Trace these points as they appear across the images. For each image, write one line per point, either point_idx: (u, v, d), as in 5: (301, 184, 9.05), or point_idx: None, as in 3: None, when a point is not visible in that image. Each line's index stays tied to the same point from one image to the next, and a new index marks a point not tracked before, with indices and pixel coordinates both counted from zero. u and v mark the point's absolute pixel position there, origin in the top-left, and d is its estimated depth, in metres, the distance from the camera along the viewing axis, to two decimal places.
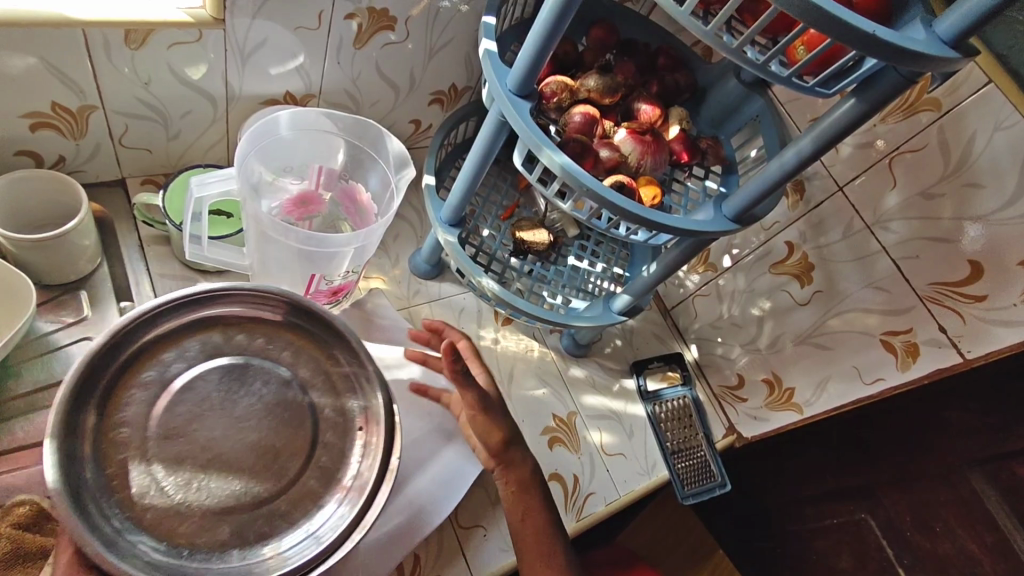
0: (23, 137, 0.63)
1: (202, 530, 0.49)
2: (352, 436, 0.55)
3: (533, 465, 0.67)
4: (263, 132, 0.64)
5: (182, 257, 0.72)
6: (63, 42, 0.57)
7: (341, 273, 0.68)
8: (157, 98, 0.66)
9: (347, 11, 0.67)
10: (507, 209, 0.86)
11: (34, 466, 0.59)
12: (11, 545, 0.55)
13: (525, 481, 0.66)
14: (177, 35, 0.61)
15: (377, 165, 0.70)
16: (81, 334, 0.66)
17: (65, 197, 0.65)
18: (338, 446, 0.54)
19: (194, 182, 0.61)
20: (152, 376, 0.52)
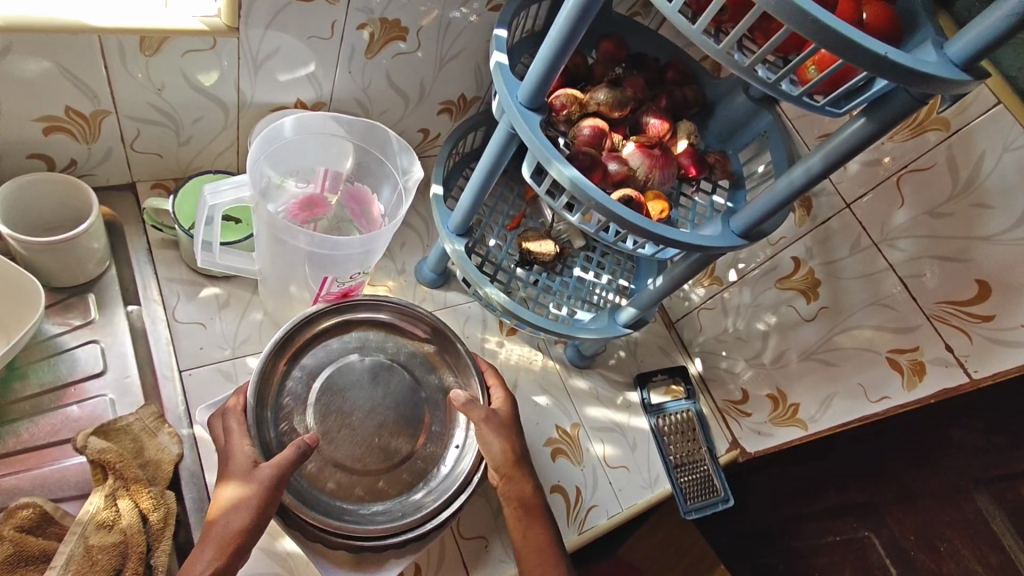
0: (35, 140, 0.63)
1: (315, 479, 0.61)
2: (450, 446, 0.67)
3: (536, 485, 0.65)
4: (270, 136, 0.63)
5: (191, 262, 0.72)
6: (78, 48, 0.58)
7: (351, 275, 0.68)
8: (170, 104, 0.67)
9: (359, 21, 0.67)
10: (514, 219, 0.87)
11: (38, 468, 0.59)
12: (13, 548, 0.52)
13: (530, 503, 0.64)
14: (191, 44, 0.62)
15: (387, 173, 0.69)
16: (87, 337, 0.66)
17: (75, 201, 0.65)
18: (436, 452, 0.66)
19: (207, 190, 0.60)
20: (326, 350, 0.67)
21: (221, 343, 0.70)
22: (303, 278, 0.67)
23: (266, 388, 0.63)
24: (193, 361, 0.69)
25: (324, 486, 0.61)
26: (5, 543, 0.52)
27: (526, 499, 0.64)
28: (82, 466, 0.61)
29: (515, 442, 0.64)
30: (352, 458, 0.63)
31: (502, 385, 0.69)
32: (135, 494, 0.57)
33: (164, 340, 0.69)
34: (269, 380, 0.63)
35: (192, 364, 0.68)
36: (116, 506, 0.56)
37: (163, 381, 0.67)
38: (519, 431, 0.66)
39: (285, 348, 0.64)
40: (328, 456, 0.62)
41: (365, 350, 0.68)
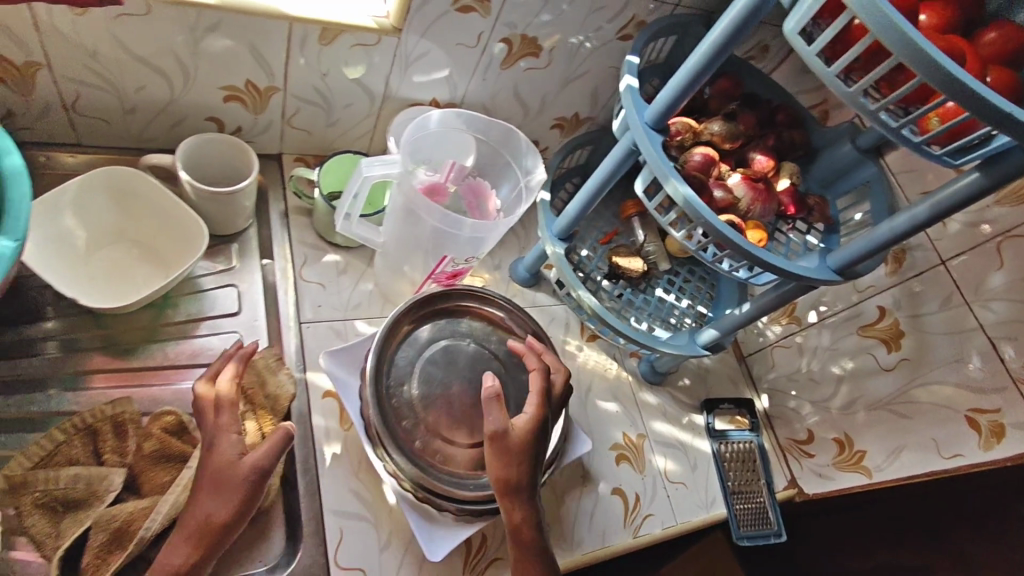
0: (215, 106, 0.73)
1: (406, 433, 0.65)
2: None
3: (531, 516, 0.60)
4: (417, 128, 0.71)
5: (321, 230, 0.80)
6: (272, 33, 0.67)
7: (464, 259, 0.74)
8: (329, 89, 0.76)
9: (503, 36, 0.75)
10: (607, 235, 0.96)
11: (176, 384, 0.68)
12: (158, 445, 0.60)
13: (523, 535, 0.59)
14: (360, 38, 0.70)
15: (510, 173, 0.76)
16: (228, 281, 0.75)
17: (238, 162, 0.74)
18: None
19: (363, 161, 0.66)
20: (437, 325, 0.73)
21: (336, 305, 0.78)
22: (425, 251, 0.74)
23: (388, 345, 0.69)
24: (312, 316, 0.76)
25: (411, 443, 0.65)
26: (154, 439, 0.59)
27: (520, 526, 0.59)
28: None
29: (513, 474, 0.59)
30: (443, 426, 0.67)
31: (540, 394, 0.64)
32: (261, 419, 0.65)
33: (288, 294, 0.77)
34: (390, 339, 0.70)
35: (312, 318, 0.76)
36: (244, 426, 0.64)
37: (284, 329, 0.74)
38: (531, 457, 0.60)
39: (407, 316, 0.72)
40: (423, 421, 0.66)
41: (455, 338, 0.73)
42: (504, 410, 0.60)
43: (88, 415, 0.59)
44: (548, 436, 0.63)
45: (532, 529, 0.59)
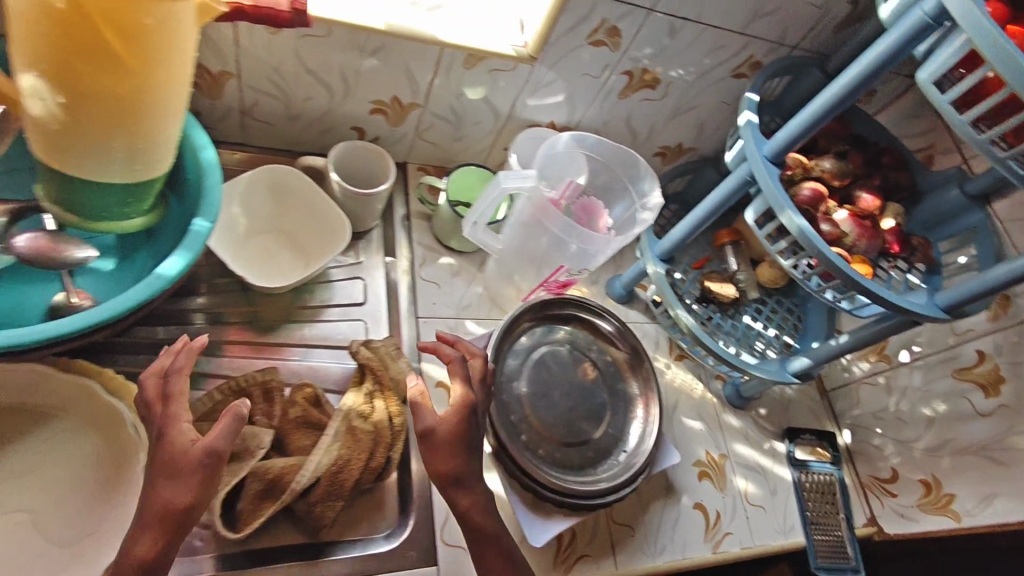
0: (363, 116, 0.82)
1: (516, 424, 0.72)
2: (620, 449, 0.75)
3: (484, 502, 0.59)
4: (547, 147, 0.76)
5: (439, 233, 0.87)
6: (425, 56, 0.75)
7: (576, 270, 0.80)
8: (462, 107, 0.84)
9: (626, 68, 0.81)
10: (699, 260, 0.99)
11: (308, 361, 0.76)
12: (302, 412, 0.67)
13: (484, 526, 0.58)
14: (498, 64, 0.77)
15: (624, 195, 0.81)
16: (356, 273, 0.82)
17: (375, 168, 0.82)
18: (608, 448, 0.75)
19: (502, 173, 0.71)
20: (544, 330, 0.79)
21: (449, 303, 0.85)
22: (546, 259, 0.80)
23: (504, 340, 0.75)
24: (428, 312, 0.83)
25: (519, 435, 0.71)
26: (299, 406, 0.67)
27: (471, 513, 0.58)
28: (337, 369, 0.76)
29: (450, 466, 0.58)
30: (547, 423, 0.73)
31: (462, 382, 0.62)
32: (387, 398, 0.70)
33: (408, 290, 0.83)
34: (506, 335, 0.76)
35: (427, 314, 0.83)
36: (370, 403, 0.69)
37: (404, 322, 0.81)
38: (470, 444, 0.60)
39: (522, 316, 0.78)
40: (529, 416, 0.73)
41: (555, 343, 0.79)
42: (427, 409, 0.60)
43: (244, 379, 0.67)
44: (481, 422, 0.62)
45: (484, 514, 0.58)
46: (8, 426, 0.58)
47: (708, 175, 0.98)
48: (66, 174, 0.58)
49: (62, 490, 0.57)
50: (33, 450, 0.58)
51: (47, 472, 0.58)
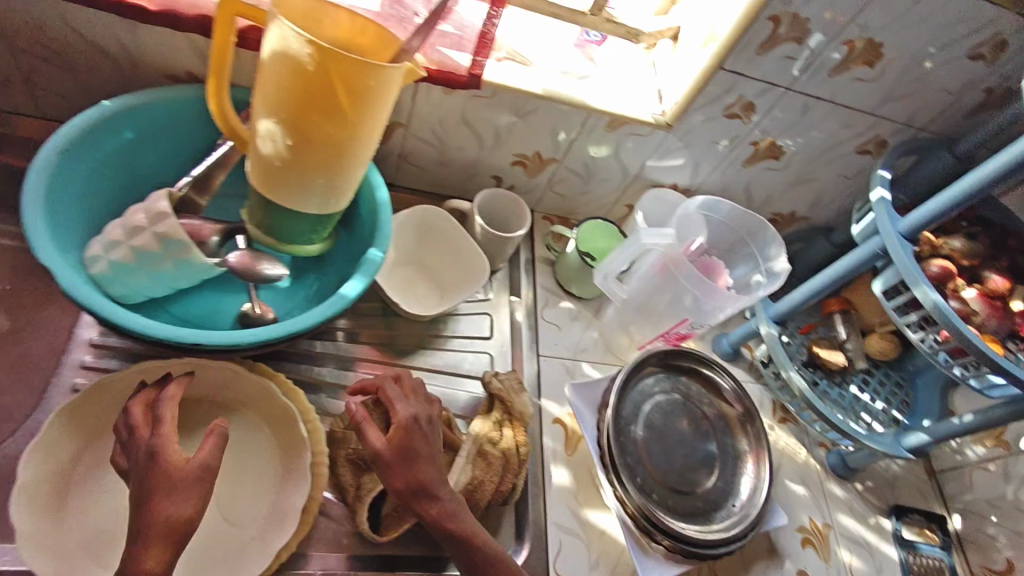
0: (505, 167, 0.90)
1: (634, 466, 0.75)
2: (730, 503, 0.77)
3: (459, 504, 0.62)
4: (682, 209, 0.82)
5: (560, 276, 0.94)
6: (571, 119, 0.83)
7: (699, 325, 0.86)
8: (594, 165, 0.91)
9: (755, 139, 0.86)
10: (806, 325, 0.99)
11: (438, 386, 0.82)
12: (441, 431, 0.73)
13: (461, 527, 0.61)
14: (637, 129, 0.84)
15: (747, 258, 0.86)
16: (483, 308, 0.89)
17: (509, 216, 0.89)
18: (718, 501, 0.77)
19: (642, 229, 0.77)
20: (659, 378, 0.83)
21: (566, 346, 0.90)
22: (671, 310, 0.86)
23: (625, 383, 0.79)
24: (548, 351, 0.89)
25: (635, 477, 0.74)
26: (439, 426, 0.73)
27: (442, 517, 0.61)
28: (463, 397, 0.82)
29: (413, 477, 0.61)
30: (661, 469, 0.76)
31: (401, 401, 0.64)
32: (514, 427, 0.76)
33: (530, 329, 0.89)
34: (628, 379, 0.79)
35: (548, 353, 0.88)
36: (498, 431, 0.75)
37: (526, 360, 0.86)
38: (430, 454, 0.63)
39: (643, 363, 0.81)
40: (643, 460, 0.76)
41: (668, 390, 0.82)
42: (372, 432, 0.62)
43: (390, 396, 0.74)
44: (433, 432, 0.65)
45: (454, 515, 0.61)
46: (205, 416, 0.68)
47: (821, 244, 1.00)
48: (274, 203, 0.68)
49: (245, 477, 0.67)
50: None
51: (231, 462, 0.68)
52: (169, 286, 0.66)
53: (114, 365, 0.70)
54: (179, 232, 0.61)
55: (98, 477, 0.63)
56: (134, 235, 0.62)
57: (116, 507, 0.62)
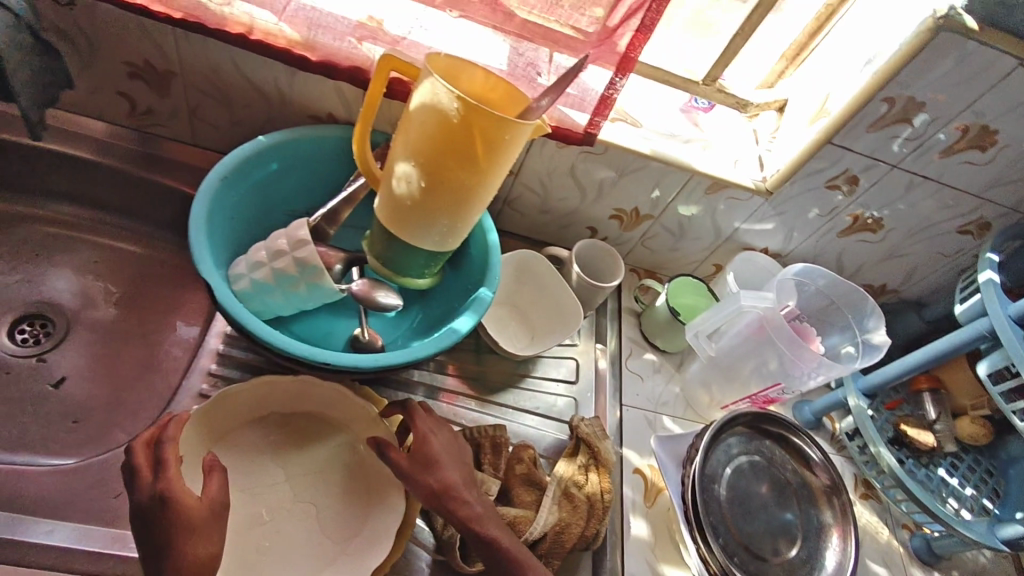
0: (602, 220, 0.94)
1: (717, 526, 0.74)
2: None
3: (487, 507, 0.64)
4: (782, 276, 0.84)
5: (646, 328, 0.96)
6: (674, 180, 0.86)
7: (790, 392, 0.86)
8: (689, 224, 0.94)
9: (853, 212, 0.88)
10: (892, 400, 0.96)
11: (523, 425, 0.84)
12: (529, 470, 0.76)
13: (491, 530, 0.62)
14: (737, 195, 0.87)
15: (844, 329, 0.86)
16: (570, 353, 0.91)
17: (605, 268, 0.92)
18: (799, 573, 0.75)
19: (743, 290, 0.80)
20: (743, 440, 0.82)
21: (649, 397, 0.91)
22: (758, 371, 0.86)
23: (711, 441, 0.79)
24: (630, 401, 0.90)
25: (719, 538, 0.73)
26: (528, 464, 0.76)
27: (479, 518, 0.62)
28: (546, 439, 0.84)
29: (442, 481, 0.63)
30: (743, 532, 0.76)
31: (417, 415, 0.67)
32: (599, 474, 0.77)
33: (615, 378, 0.91)
34: (714, 437, 0.79)
35: (630, 403, 0.90)
36: (584, 476, 0.76)
37: (609, 409, 0.88)
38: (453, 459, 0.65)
39: (729, 423, 0.82)
40: (726, 521, 0.75)
41: (750, 452, 0.82)
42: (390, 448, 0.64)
43: (482, 430, 0.77)
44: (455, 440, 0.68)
45: (485, 513, 0.63)
46: (309, 432, 0.73)
47: (912, 318, 0.99)
48: (398, 238, 0.73)
49: (341, 494, 0.70)
50: (322, 458, 0.72)
51: (331, 477, 0.71)
52: (295, 306, 0.72)
53: (234, 374, 0.77)
54: (315, 259, 0.67)
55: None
56: (275, 258, 0.68)
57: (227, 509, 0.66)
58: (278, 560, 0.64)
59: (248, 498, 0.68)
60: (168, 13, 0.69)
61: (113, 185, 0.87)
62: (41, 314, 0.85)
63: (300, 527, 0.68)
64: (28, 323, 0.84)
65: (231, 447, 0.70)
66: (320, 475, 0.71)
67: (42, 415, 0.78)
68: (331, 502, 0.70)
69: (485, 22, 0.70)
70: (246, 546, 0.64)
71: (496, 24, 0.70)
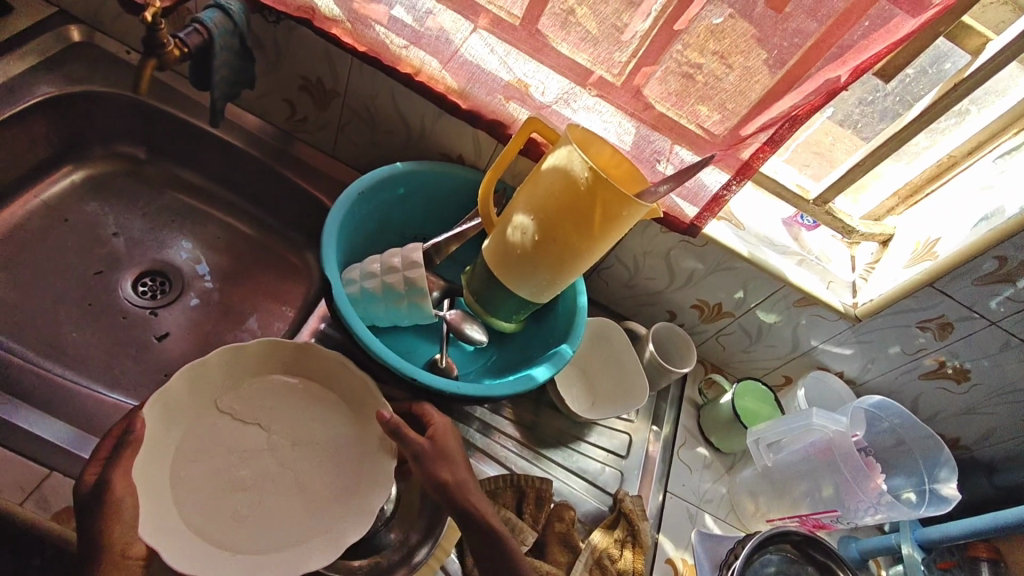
0: (684, 306, 0.97)
1: None
2: None
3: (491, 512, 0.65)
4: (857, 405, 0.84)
5: (704, 422, 0.96)
6: (764, 285, 0.89)
7: (842, 522, 0.84)
8: (768, 331, 0.95)
9: (940, 358, 0.87)
10: (946, 560, 0.91)
11: (568, 487, 0.85)
12: (567, 529, 0.77)
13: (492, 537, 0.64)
14: (823, 313, 0.89)
15: (911, 473, 0.85)
16: (625, 427, 0.92)
17: (676, 354, 0.94)
18: None
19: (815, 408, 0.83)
20: (783, 559, 0.80)
21: (695, 491, 0.91)
22: (812, 493, 0.85)
23: (750, 551, 0.78)
24: (676, 490, 0.90)
25: None
26: (566, 521, 0.78)
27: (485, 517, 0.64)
28: (587, 509, 0.84)
29: (451, 476, 0.65)
30: None
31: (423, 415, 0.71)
32: (633, 554, 0.77)
33: (665, 464, 0.91)
34: (755, 548, 0.78)
35: (676, 492, 0.90)
36: (617, 552, 0.77)
37: (654, 493, 0.88)
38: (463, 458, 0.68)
39: (774, 537, 0.80)
40: None
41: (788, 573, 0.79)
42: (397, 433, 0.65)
43: (528, 479, 0.79)
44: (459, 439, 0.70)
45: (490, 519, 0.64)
46: (303, 402, 0.75)
47: (980, 480, 0.97)
48: (500, 280, 0.78)
49: (331, 466, 0.71)
50: (313, 427, 0.74)
51: (322, 446, 0.72)
52: (391, 319, 0.77)
53: None
54: (423, 282, 0.73)
55: (204, 437, 0.69)
56: (387, 273, 0.74)
57: (211, 470, 0.67)
58: (254, 530, 0.65)
59: (236, 461, 0.69)
60: (354, 46, 0.79)
61: (252, 175, 0.97)
62: (162, 271, 0.94)
63: (284, 498, 0.68)
64: (150, 277, 0.93)
65: (223, 407, 0.71)
66: (312, 446, 0.72)
67: (142, 363, 0.85)
68: (319, 475, 0.70)
69: (626, 108, 0.76)
70: (224, 510, 0.65)
71: (634, 111, 0.76)
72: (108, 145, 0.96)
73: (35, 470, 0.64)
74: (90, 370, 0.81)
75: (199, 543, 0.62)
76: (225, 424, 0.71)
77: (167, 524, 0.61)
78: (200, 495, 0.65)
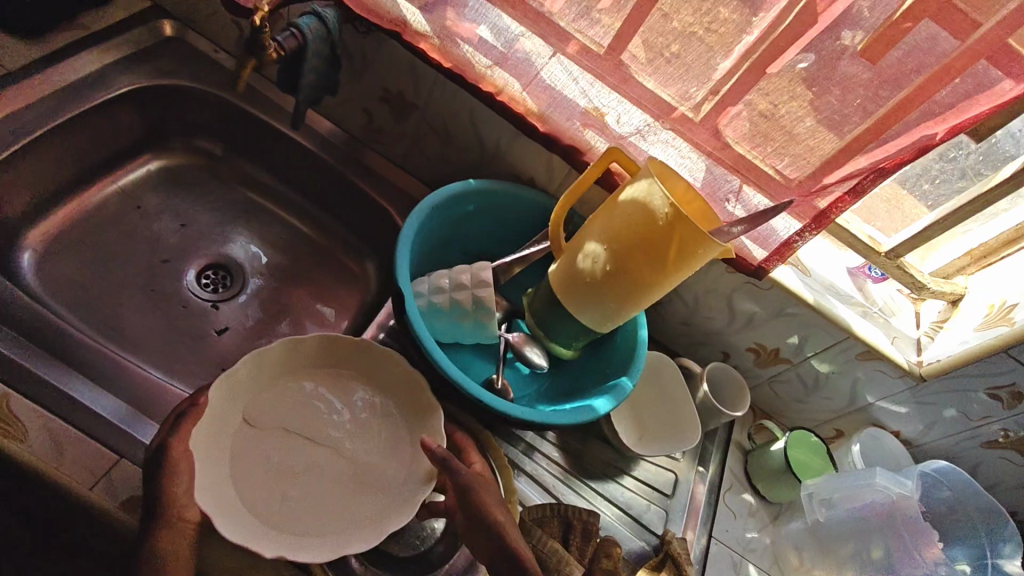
0: (739, 348, 0.96)
1: None
2: None
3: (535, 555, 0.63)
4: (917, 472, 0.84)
5: (752, 469, 0.94)
6: (826, 335, 0.87)
7: None
8: (824, 381, 0.93)
9: (1005, 427, 0.84)
10: None
11: (612, 522, 0.84)
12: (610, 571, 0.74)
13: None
14: (885, 368, 0.87)
15: (970, 544, 0.81)
16: (670, 466, 0.90)
17: (729, 396, 0.92)
18: None
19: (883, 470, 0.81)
20: None
21: (738, 538, 0.89)
22: (859, 556, 0.84)
23: None
24: (720, 536, 0.88)
25: None
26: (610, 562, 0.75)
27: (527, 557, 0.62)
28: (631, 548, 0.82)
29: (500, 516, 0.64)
30: None
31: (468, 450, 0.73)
32: None
33: (710, 509, 0.89)
34: None
35: (719, 537, 0.87)
36: None
37: (698, 537, 0.86)
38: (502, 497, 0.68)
39: None
40: None
41: None
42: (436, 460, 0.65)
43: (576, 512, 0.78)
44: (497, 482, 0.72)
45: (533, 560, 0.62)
46: (355, 395, 0.75)
47: None
48: (565, 305, 0.78)
49: (378, 463, 0.71)
50: (364, 422, 0.74)
51: (371, 442, 0.73)
52: (453, 336, 0.78)
53: None
54: (492, 301, 0.73)
55: (258, 421, 0.69)
56: (456, 289, 0.74)
57: (263, 452, 0.68)
58: (299, 516, 0.64)
59: (287, 447, 0.69)
60: (441, 61, 0.81)
61: (321, 181, 0.98)
62: (223, 265, 0.95)
63: (331, 488, 0.68)
64: (213, 271, 0.94)
65: (278, 393, 0.72)
66: (361, 440, 0.72)
67: (199, 354, 0.86)
68: (367, 469, 0.70)
69: (703, 146, 0.75)
70: (273, 493, 0.65)
71: (712, 150, 0.75)
72: (189, 139, 0.98)
73: (98, 452, 0.64)
74: (149, 356, 0.82)
75: (247, 519, 0.62)
76: (279, 411, 0.71)
77: (217, 495, 0.62)
78: (251, 473, 0.66)
